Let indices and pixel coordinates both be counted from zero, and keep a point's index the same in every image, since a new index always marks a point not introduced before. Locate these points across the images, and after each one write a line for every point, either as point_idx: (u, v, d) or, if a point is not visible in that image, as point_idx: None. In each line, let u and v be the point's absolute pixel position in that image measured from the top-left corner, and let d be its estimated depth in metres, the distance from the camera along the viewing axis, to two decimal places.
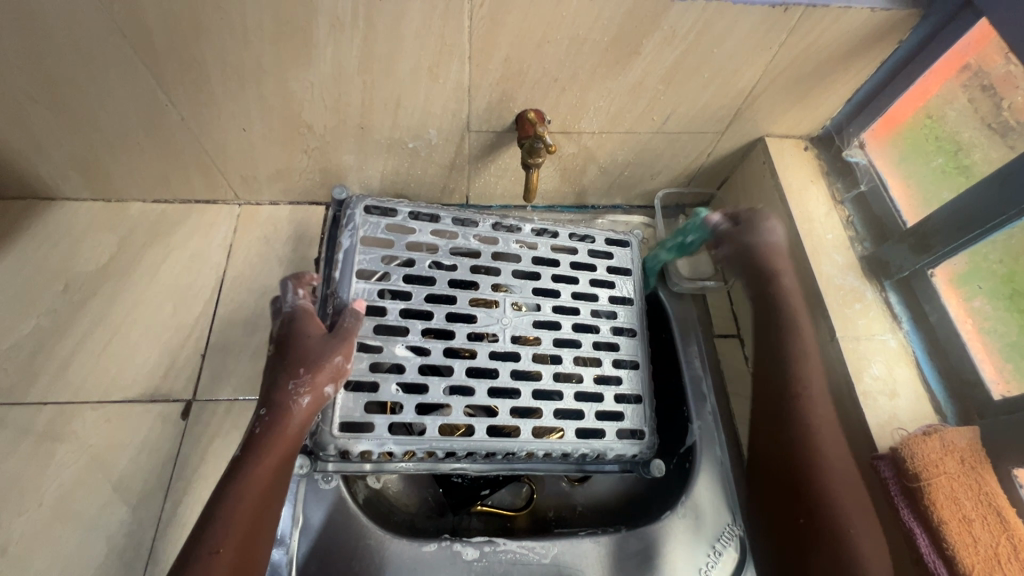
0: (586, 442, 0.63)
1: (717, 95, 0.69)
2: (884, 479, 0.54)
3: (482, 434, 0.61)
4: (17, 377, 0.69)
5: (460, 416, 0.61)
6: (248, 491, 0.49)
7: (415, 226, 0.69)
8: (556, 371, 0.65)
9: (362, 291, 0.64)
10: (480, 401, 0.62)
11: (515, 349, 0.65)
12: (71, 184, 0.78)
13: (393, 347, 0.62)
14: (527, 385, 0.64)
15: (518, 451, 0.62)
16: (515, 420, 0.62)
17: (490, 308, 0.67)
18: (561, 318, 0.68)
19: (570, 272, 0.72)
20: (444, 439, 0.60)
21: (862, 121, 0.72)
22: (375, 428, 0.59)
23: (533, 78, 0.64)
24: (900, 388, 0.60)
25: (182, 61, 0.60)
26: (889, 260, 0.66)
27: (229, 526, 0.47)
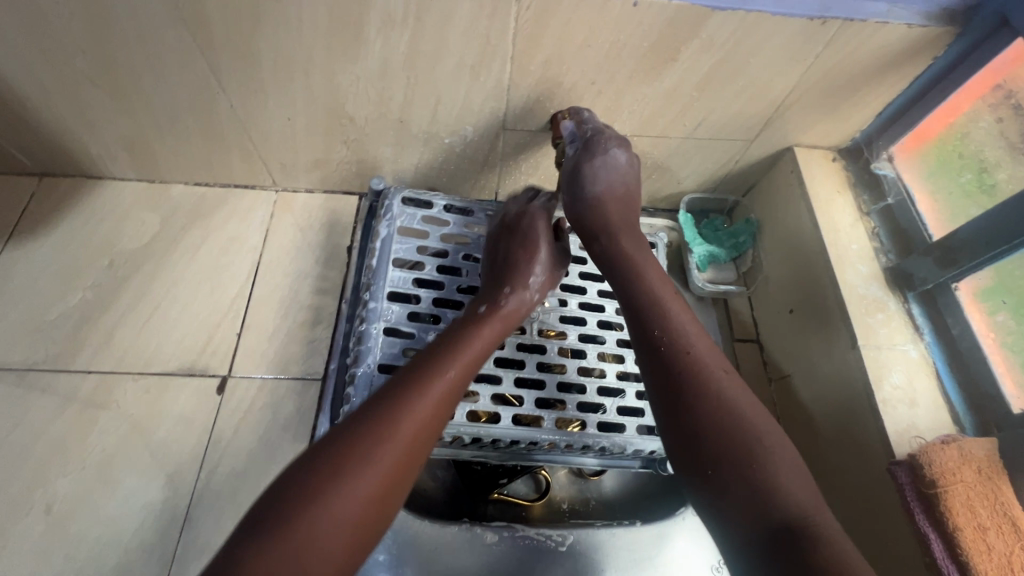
0: (607, 435, 0.65)
1: (750, 103, 0.70)
2: (901, 485, 0.55)
3: (507, 422, 0.63)
4: (63, 346, 0.72)
5: (487, 403, 0.63)
6: (409, 425, 0.47)
7: (449, 219, 0.73)
8: (580, 365, 0.68)
9: (398, 279, 0.67)
10: (505, 391, 0.64)
11: (542, 342, 0.68)
12: (119, 164, 0.81)
13: (424, 334, 0.64)
14: (552, 377, 0.66)
15: (540, 441, 0.64)
16: (538, 410, 0.64)
17: None
18: (586, 315, 0.71)
19: (597, 271, 0.75)
20: (470, 425, 0.62)
21: (892, 134, 0.73)
22: None
23: (572, 80, 0.66)
24: (919, 398, 0.61)
25: (237, 51, 0.63)
26: (912, 272, 0.67)
27: (387, 452, 0.45)
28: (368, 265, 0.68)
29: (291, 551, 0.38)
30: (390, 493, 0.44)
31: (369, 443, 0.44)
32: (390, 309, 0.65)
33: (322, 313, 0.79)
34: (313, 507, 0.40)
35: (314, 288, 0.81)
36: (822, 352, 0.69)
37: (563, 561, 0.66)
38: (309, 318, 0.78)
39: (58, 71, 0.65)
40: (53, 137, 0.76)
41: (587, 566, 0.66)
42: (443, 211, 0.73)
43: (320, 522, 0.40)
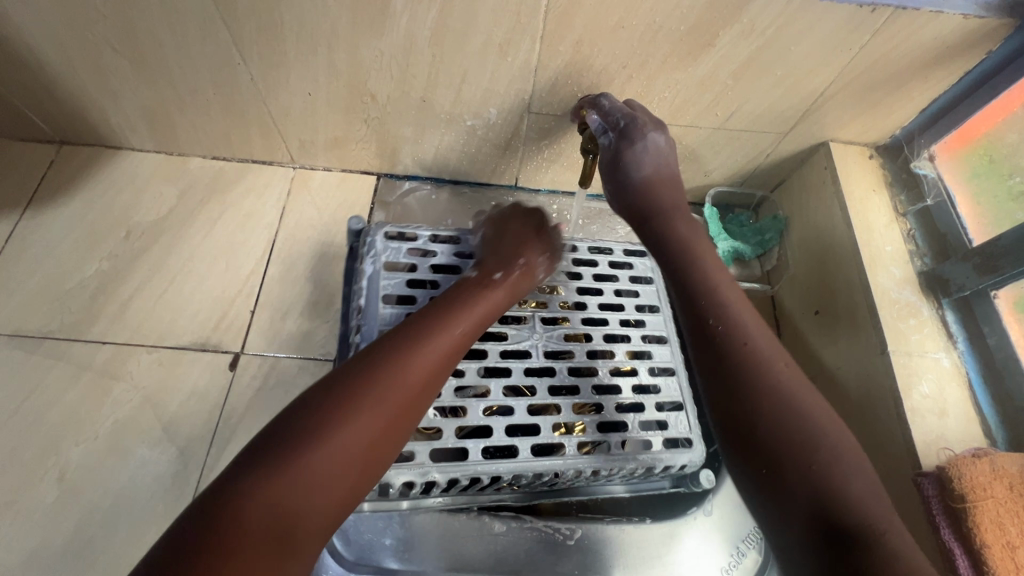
0: (635, 456, 0.62)
1: (787, 94, 0.67)
2: (926, 497, 0.53)
3: (526, 453, 0.60)
4: (78, 315, 0.72)
5: (478, 416, 0.60)
6: (407, 371, 0.47)
7: (434, 249, 0.69)
8: (594, 384, 0.65)
9: (390, 316, 0.63)
10: (520, 419, 0.61)
11: (529, 346, 0.66)
12: (137, 134, 0.81)
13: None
14: (541, 381, 0.64)
15: (563, 471, 0.60)
16: (533, 418, 0.62)
17: (519, 324, 0.67)
18: (591, 330, 0.69)
19: (592, 283, 0.73)
20: (488, 463, 0.58)
21: (934, 132, 0.70)
22: (416, 457, 0.58)
23: (603, 63, 0.64)
24: (949, 409, 0.59)
25: (260, 22, 0.61)
26: (948, 278, 0.64)
27: (385, 395, 0.45)
28: (355, 306, 0.64)
29: (292, 476, 0.40)
30: (390, 434, 0.45)
31: (367, 386, 0.45)
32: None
33: (337, 294, 0.78)
34: (310, 441, 0.41)
35: (330, 268, 0.80)
36: (848, 350, 0.67)
37: (573, 554, 0.65)
38: (323, 298, 0.78)
39: (78, 36, 0.64)
40: (73, 105, 0.75)
41: (596, 562, 0.65)
42: (429, 243, 0.70)
43: (316, 455, 0.41)
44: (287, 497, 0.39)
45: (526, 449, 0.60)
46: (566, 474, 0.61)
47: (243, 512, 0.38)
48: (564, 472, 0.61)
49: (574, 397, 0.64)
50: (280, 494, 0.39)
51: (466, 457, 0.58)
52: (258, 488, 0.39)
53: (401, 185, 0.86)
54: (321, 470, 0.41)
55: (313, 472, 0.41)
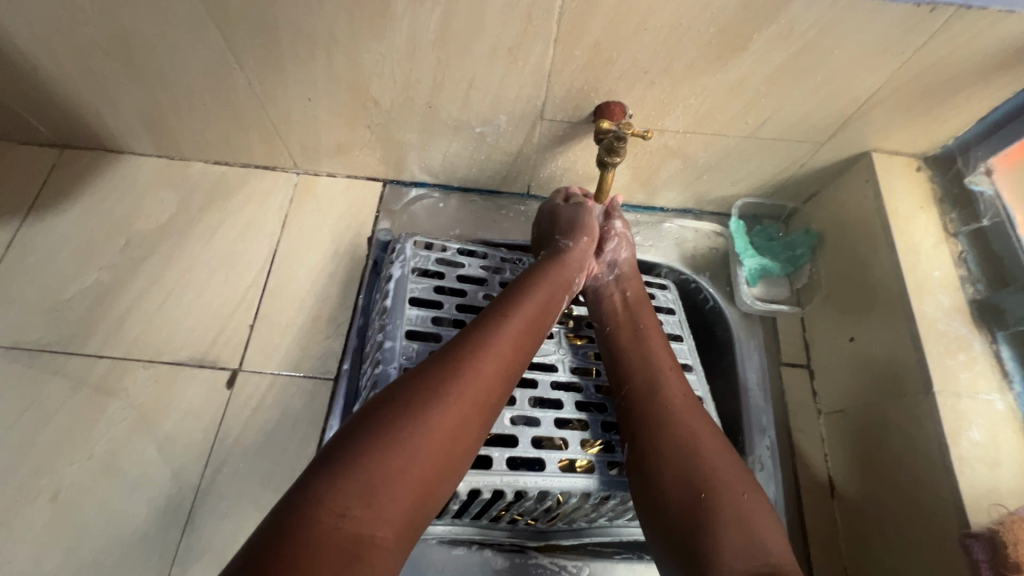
0: None
1: (826, 101, 0.61)
2: (976, 561, 0.49)
3: (554, 467, 0.55)
4: (76, 327, 0.70)
5: (503, 425, 0.56)
6: (462, 388, 0.46)
7: (464, 260, 0.69)
8: None
9: (415, 318, 0.62)
10: (547, 431, 0.57)
11: (554, 360, 0.63)
12: (137, 139, 0.78)
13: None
14: (568, 395, 0.60)
15: (591, 492, 0.55)
16: (561, 431, 0.57)
17: (545, 338, 0.64)
18: None
19: None
20: (512, 474, 0.54)
21: (993, 143, 0.63)
22: None
23: (622, 68, 0.58)
24: (1003, 458, 0.53)
25: (254, 25, 0.57)
26: (1005, 309, 0.58)
27: (442, 409, 0.44)
28: (382, 307, 0.64)
29: (347, 495, 0.38)
30: (448, 450, 0.44)
31: (423, 402, 0.44)
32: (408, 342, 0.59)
33: (339, 309, 0.75)
34: (364, 457, 0.40)
35: (332, 281, 0.77)
36: (890, 370, 0.61)
37: None
38: (324, 313, 0.74)
39: (70, 39, 0.61)
40: (71, 109, 0.73)
41: None
42: (457, 254, 0.70)
43: (368, 475, 0.40)
44: (343, 523, 0.38)
45: (554, 462, 0.56)
46: (593, 497, 0.56)
47: (298, 541, 0.36)
48: (590, 494, 0.56)
49: (601, 415, 0.60)
50: (334, 516, 0.37)
51: (490, 466, 0.54)
52: (314, 515, 0.37)
53: (408, 193, 0.82)
54: (377, 490, 0.39)
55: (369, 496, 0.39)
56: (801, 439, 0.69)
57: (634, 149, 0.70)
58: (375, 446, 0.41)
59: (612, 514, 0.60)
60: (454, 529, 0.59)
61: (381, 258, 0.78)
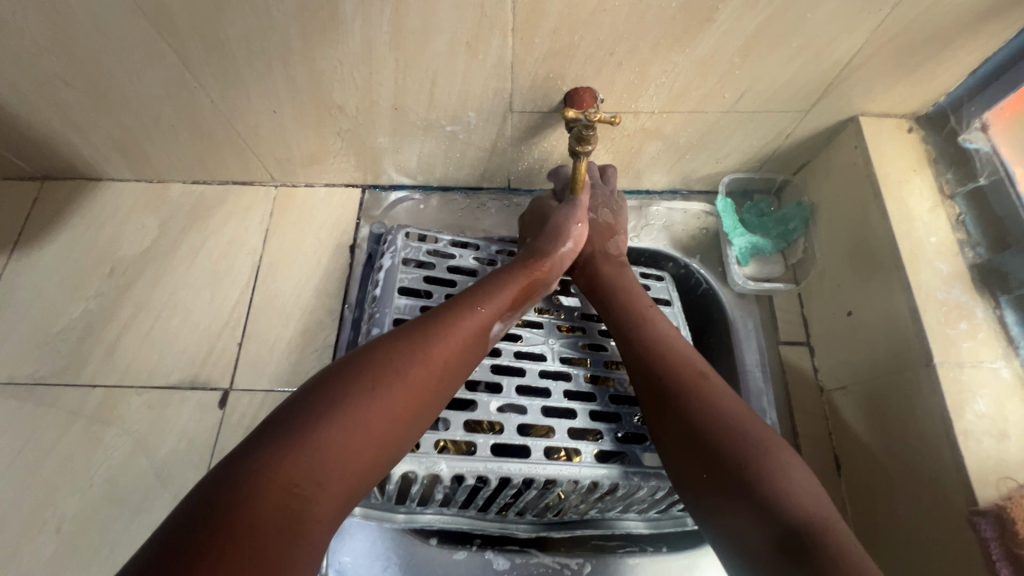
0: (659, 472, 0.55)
1: (805, 68, 0.58)
2: (984, 539, 0.47)
3: (540, 455, 0.54)
4: (69, 358, 0.71)
5: (490, 412, 0.55)
6: (418, 369, 0.46)
7: (456, 252, 0.68)
8: (612, 394, 0.59)
9: (404, 307, 0.61)
10: (532, 420, 0.56)
11: (543, 350, 0.61)
12: (114, 165, 0.78)
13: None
14: (556, 384, 0.59)
15: (580, 480, 0.54)
16: (548, 419, 0.56)
17: (535, 328, 0.63)
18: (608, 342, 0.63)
19: None
20: (497, 461, 0.53)
21: (987, 97, 0.59)
22: (420, 446, 0.52)
23: (586, 52, 0.56)
24: (1011, 429, 0.50)
25: (205, 41, 0.56)
26: (1009, 272, 0.55)
27: (399, 391, 0.44)
28: (372, 296, 0.63)
29: (299, 472, 0.38)
30: (397, 433, 0.44)
31: (383, 379, 0.44)
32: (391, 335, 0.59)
33: (326, 320, 0.74)
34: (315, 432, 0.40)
35: (317, 292, 0.76)
36: (889, 340, 0.59)
37: None
38: (312, 325, 0.74)
39: (30, 72, 0.61)
40: (45, 142, 0.73)
41: None
42: (448, 245, 0.69)
43: (319, 453, 0.39)
44: (287, 496, 0.37)
45: (541, 449, 0.54)
46: (583, 485, 0.55)
47: (237, 515, 0.35)
48: (578, 483, 0.54)
49: (589, 402, 0.58)
50: (281, 491, 0.37)
51: (474, 452, 0.53)
52: (261, 483, 0.37)
53: (387, 197, 0.81)
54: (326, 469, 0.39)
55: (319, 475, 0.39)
56: (803, 420, 0.67)
57: (609, 133, 0.68)
58: (331, 418, 0.41)
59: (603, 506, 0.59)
60: (443, 518, 0.58)
61: (374, 252, 0.77)
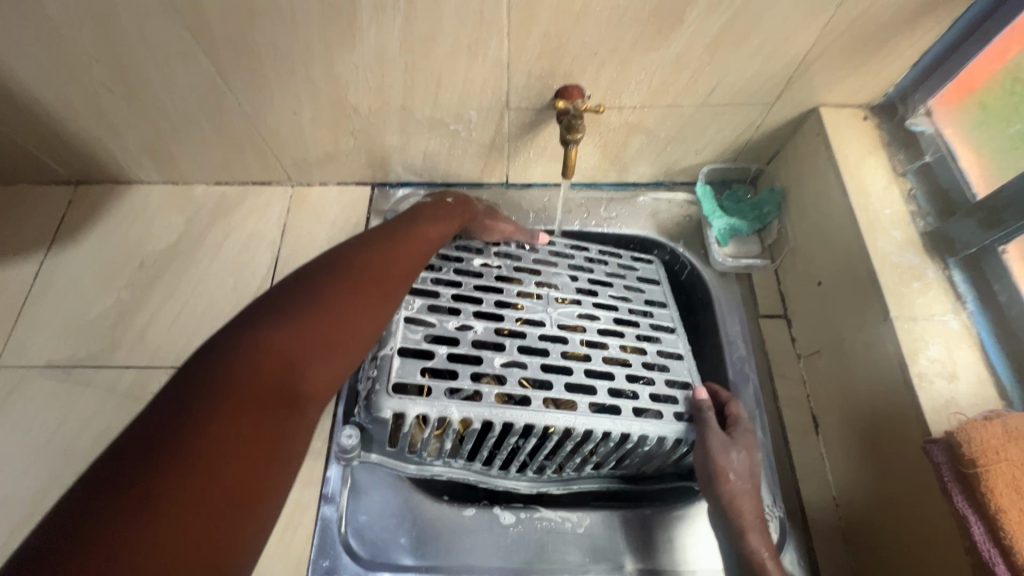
0: (644, 421, 0.61)
1: (766, 64, 0.66)
2: (937, 464, 0.51)
3: (539, 405, 0.60)
4: (103, 343, 0.77)
5: (494, 365, 0.61)
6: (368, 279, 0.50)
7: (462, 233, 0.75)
8: (605, 356, 0.65)
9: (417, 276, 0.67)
10: (532, 374, 0.61)
11: (542, 316, 0.67)
12: (144, 169, 0.85)
13: (447, 323, 0.63)
14: (555, 345, 0.64)
15: (576, 428, 0.59)
16: (547, 374, 0.62)
17: (534, 298, 0.69)
18: (600, 310, 0.69)
19: (604, 275, 0.75)
20: (501, 408, 0.59)
21: (929, 86, 0.67)
22: (432, 393, 0.58)
23: (573, 53, 0.64)
24: (960, 371, 0.56)
25: (237, 49, 0.64)
26: (955, 236, 0.62)
27: (362, 287, 0.49)
28: None
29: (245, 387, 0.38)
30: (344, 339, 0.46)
31: (328, 290, 0.47)
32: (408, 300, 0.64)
33: None
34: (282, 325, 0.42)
35: None
36: (852, 305, 0.65)
37: (582, 543, 0.65)
38: None
39: (78, 82, 0.68)
40: (83, 148, 0.80)
41: (607, 549, 0.65)
42: None
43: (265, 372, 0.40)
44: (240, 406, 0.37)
45: (540, 399, 0.60)
46: (580, 433, 0.60)
47: (179, 444, 0.34)
48: (574, 431, 0.60)
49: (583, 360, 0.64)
50: (266, 370, 0.40)
51: (480, 399, 0.59)
52: (207, 408, 0.36)
53: (395, 193, 0.88)
54: (296, 358, 0.42)
55: (300, 364, 0.42)
56: (783, 385, 0.73)
57: (597, 127, 0.75)
58: (291, 312, 0.44)
59: (596, 463, 0.65)
60: (451, 470, 0.65)
61: None
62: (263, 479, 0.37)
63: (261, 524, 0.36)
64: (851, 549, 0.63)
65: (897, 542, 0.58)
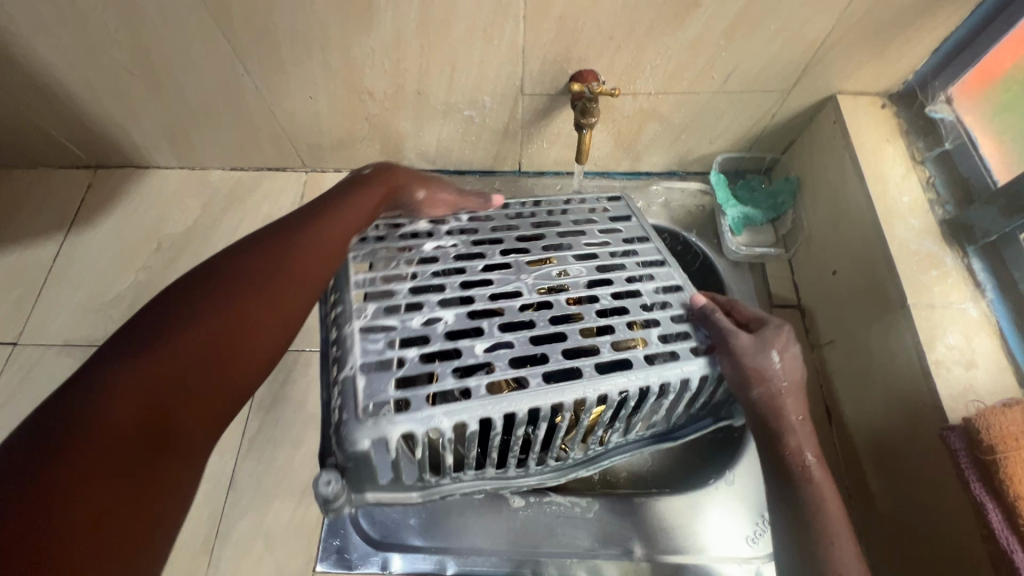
0: (661, 371, 0.51)
1: (783, 50, 0.65)
2: (953, 450, 0.50)
3: (537, 382, 0.50)
4: (121, 323, 0.78)
5: (477, 355, 0.51)
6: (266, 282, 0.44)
7: (404, 218, 0.62)
8: (598, 308, 0.55)
9: (361, 279, 0.55)
10: (521, 350, 0.51)
11: (517, 286, 0.57)
12: (162, 153, 0.86)
13: (409, 321, 0.52)
14: (539, 312, 0.54)
15: (588, 399, 0.50)
16: (537, 347, 0.52)
17: (504, 269, 0.58)
18: (579, 262, 0.60)
19: (575, 223, 0.66)
20: (493, 399, 0.48)
21: (950, 74, 0.66)
22: (410, 408, 0.47)
23: (589, 37, 0.64)
24: (979, 359, 0.55)
25: (255, 32, 0.64)
26: (974, 224, 0.61)
27: (254, 292, 0.43)
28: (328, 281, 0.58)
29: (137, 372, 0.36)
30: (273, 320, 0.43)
31: (242, 270, 0.44)
32: (357, 313, 0.53)
33: None
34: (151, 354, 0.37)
35: None
36: (868, 293, 0.65)
37: (591, 528, 0.65)
38: None
39: (99, 65, 0.69)
40: (103, 132, 0.81)
41: (615, 534, 0.65)
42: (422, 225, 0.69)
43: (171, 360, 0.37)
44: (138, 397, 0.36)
45: (539, 375, 0.50)
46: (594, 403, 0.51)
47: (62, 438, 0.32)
48: (585, 401, 0.50)
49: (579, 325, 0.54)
50: (140, 411, 0.35)
51: (469, 396, 0.48)
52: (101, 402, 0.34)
53: None
54: (178, 383, 0.38)
55: (185, 394, 0.38)
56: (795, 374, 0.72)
57: (611, 114, 0.75)
58: (158, 337, 0.38)
59: (621, 429, 0.57)
60: (464, 486, 0.56)
61: None
62: (144, 515, 0.35)
63: (164, 527, 0.36)
64: (863, 537, 0.62)
65: (911, 530, 0.57)
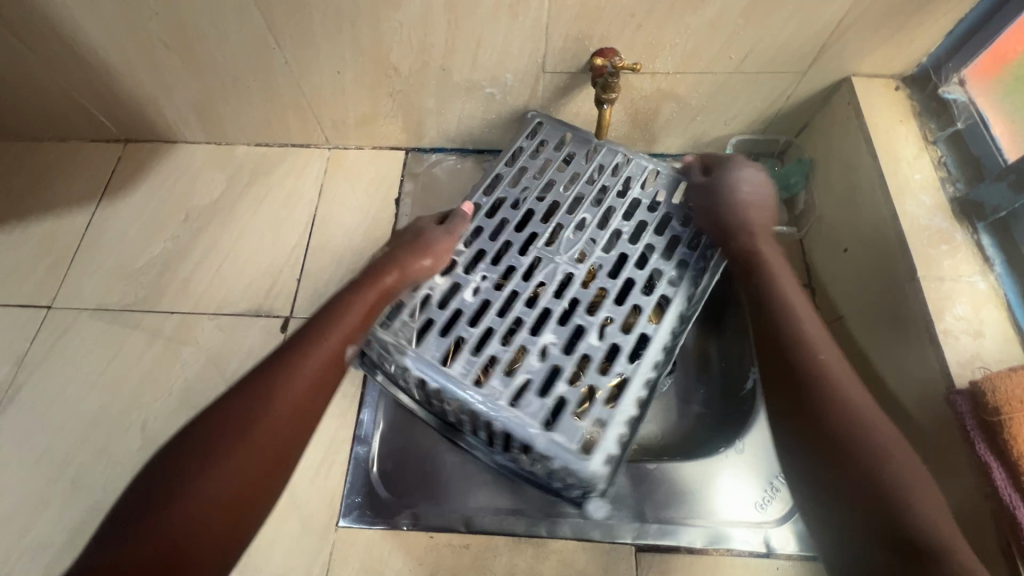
0: (704, 253, 0.64)
1: (800, 31, 0.67)
2: (960, 413, 0.52)
3: (651, 329, 0.60)
4: (151, 289, 0.81)
5: (597, 345, 0.59)
6: (270, 439, 0.50)
7: (428, 291, 0.62)
8: (624, 244, 0.65)
9: (462, 367, 0.57)
10: (619, 312, 0.60)
11: (564, 269, 0.63)
12: (190, 128, 0.89)
13: (533, 366, 0.57)
14: (593, 282, 0.62)
15: (683, 314, 0.62)
16: (622, 305, 0.61)
17: (539, 263, 0.64)
18: (576, 218, 0.66)
19: (543, 179, 0.70)
20: (644, 362, 0.58)
21: (964, 55, 0.68)
22: (606, 422, 0.55)
23: (611, 15, 0.66)
24: (986, 329, 0.57)
25: (289, 6, 0.66)
26: (983, 201, 0.63)
27: (266, 422, 0.50)
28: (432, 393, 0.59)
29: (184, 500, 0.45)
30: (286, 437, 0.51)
31: (261, 394, 0.51)
32: (456, 372, 0.57)
33: None
34: (181, 488, 0.45)
35: (366, 238, 0.85)
36: (878, 270, 0.66)
37: (605, 491, 0.67)
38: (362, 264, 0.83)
39: (136, 37, 0.72)
40: (135, 105, 0.84)
41: (628, 497, 0.67)
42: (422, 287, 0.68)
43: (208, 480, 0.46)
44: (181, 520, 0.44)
45: (643, 319, 0.60)
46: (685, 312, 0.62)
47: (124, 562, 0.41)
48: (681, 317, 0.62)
49: (632, 266, 0.63)
50: (178, 543, 0.43)
51: (628, 378, 0.58)
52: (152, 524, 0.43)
53: (428, 157, 0.91)
54: (217, 509, 0.46)
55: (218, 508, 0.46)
56: None
57: (629, 93, 0.77)
58: (192, 475, 0.46)
59: None
60: None
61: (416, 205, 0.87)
62: None
63: None
64: None
65: None
